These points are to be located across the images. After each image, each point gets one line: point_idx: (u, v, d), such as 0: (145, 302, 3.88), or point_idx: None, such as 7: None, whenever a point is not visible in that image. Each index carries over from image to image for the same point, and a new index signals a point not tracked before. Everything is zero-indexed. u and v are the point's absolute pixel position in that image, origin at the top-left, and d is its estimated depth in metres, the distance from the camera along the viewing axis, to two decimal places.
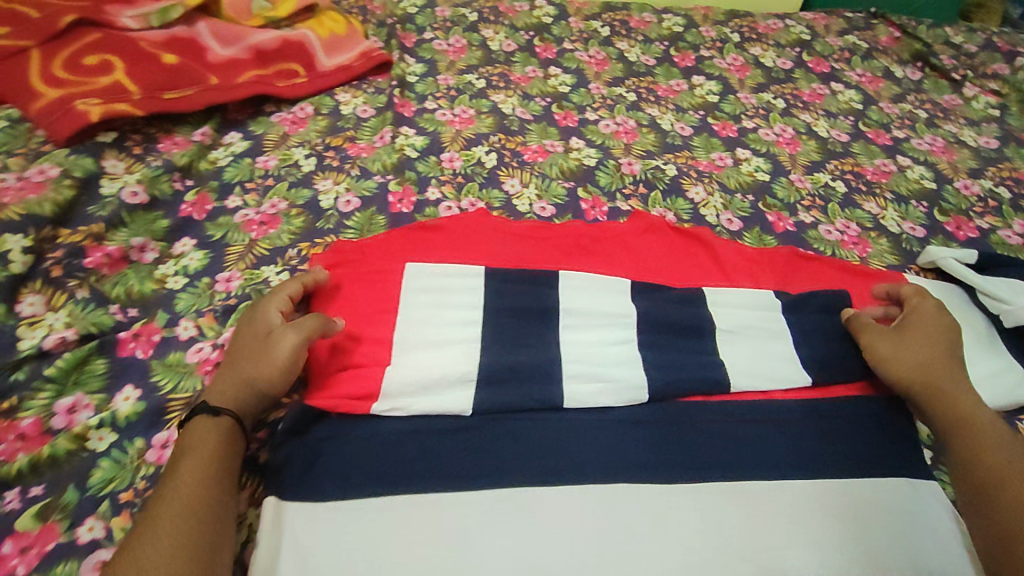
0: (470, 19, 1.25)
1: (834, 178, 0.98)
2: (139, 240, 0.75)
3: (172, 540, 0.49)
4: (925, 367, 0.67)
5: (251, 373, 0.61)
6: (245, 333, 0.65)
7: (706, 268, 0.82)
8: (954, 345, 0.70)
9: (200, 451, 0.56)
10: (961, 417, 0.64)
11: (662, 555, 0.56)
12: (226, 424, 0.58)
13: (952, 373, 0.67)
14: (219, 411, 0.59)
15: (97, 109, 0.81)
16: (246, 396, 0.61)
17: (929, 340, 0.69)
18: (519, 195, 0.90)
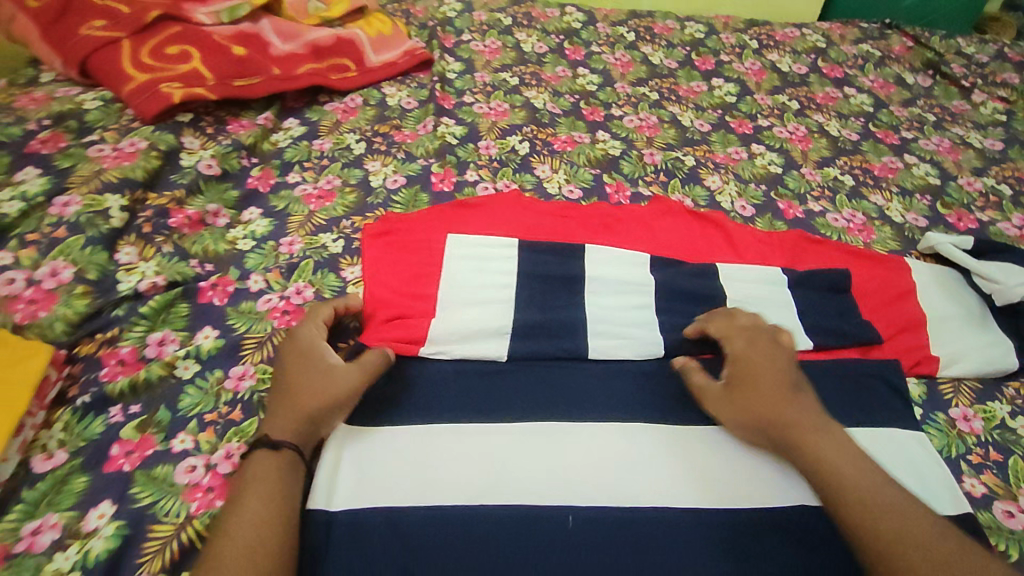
0: (505, 23, 1.35)
1: (843, 172, 1.05)
2: (214, 207, 0.85)
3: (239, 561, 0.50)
4: (766, 415, 0.64)
5: (313, 404, 0.62)
6: (297, 363, 0.66)
7: (719, 247, 0.89)
8: (782, 368, 0.67)
9: (262, 486, 0.56)
10: (815, 460, 0.59)
11: (673, 481, 0.64)
12: (285, 457, 0.59)
13: (791, 409, 0.63)
14: (280, 445, 0.59)
15: (179, 93, 0.92)
16: (305, 426, 0.62)
17: (759, 381, 0.66)
18: (549, 179, 0.99)
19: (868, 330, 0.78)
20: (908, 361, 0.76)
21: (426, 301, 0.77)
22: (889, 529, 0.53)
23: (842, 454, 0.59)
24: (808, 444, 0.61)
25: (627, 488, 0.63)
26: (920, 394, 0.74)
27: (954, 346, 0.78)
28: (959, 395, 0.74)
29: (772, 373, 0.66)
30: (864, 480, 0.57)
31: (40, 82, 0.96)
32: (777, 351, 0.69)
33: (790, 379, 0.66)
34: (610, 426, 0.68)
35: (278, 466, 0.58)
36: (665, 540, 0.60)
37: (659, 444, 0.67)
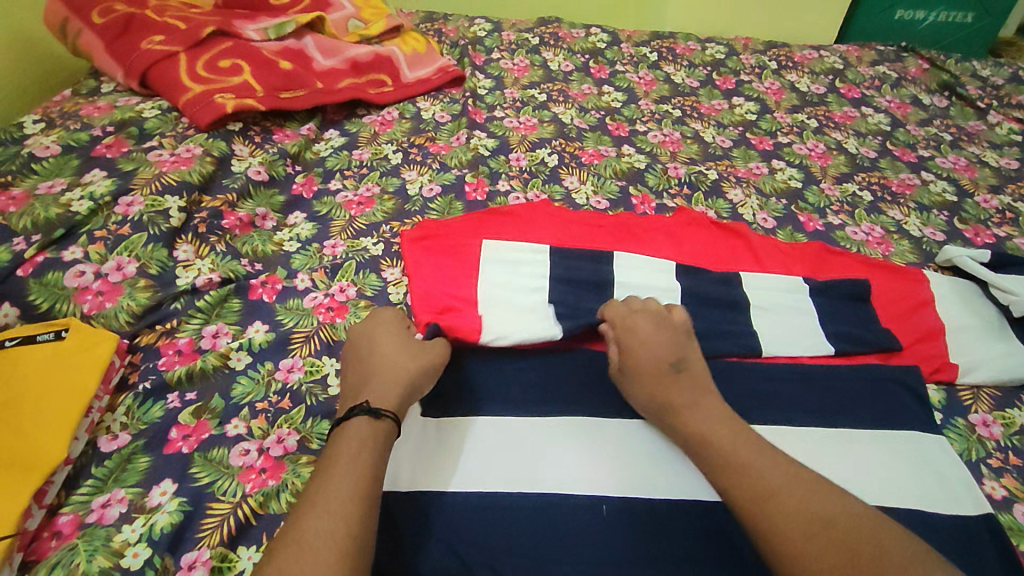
0: (533, 43, 1.41)
1: (862, 188, 1.09)
2: (262, 211, 0.91)
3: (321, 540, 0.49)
4: (647, 399, 0.66)
5: (414, 370, 0.66)
6: (387, 339, 0.69)
7: (742, 257, 0.93)
8: (664, 346, 0.68)
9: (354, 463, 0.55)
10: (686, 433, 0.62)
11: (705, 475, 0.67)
12: (374, 440, 0.58)
13: (667, 388, 0.65)
14: (383, 411, 0.60)
15: (231, 103, 0.98)
16: (402, 395, 0.64)
17: (640, 363, 0.67)
18: (577, 190, 1.03)
19: (888, 338, 0.81)
20: (926, 367, 0.78)
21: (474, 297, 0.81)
22: (750, 487, 0.55)
23: (714, 424, 0.61)
24: (680, 421, 0.63)
25: (659, 480, 0.66)
26: (941, 400, 0.76)
27: (973, 354, 0.80)
28: (978, 402, 0.76)
29: (652, 353, 0.67)
30: (737, 445, 0.59)
31: (102, 92, 1.03)
32: (663, 329, 0.70)
33: (670, 358, 0.67)
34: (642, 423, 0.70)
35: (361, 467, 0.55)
36: (698, 530, 0.63)
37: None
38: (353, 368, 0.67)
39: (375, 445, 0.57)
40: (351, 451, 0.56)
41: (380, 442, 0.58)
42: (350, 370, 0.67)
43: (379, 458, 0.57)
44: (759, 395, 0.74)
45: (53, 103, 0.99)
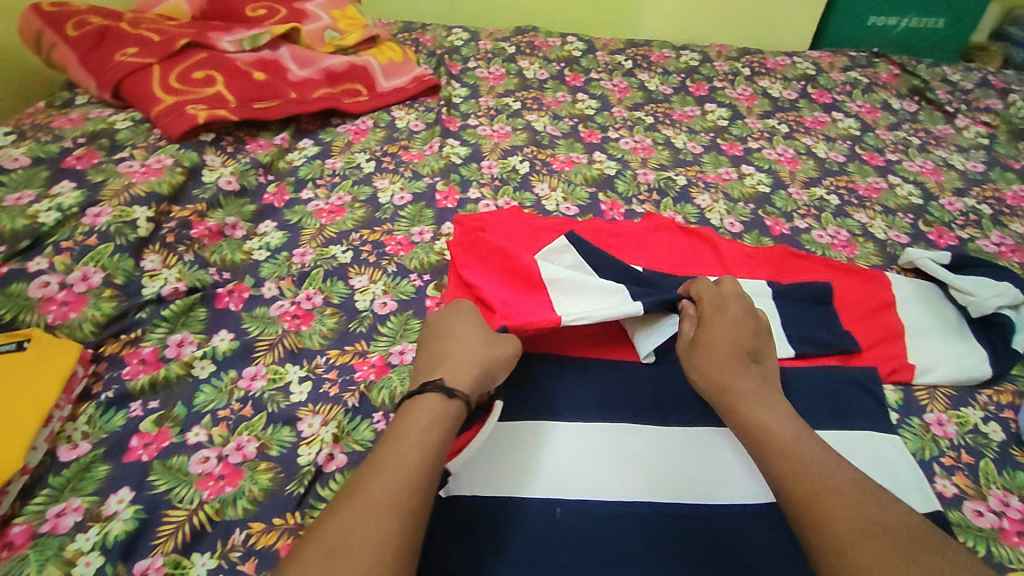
0: (509, 52, 1.42)
1: (829, 192, 1.10)
2: (231, 220, 0.92)
3: (380, 510, 0.51)
4: (713, 375, 0.69)
5: (491, 357, 0.68)
6: (470, 329, 0.71)
7: (709, 261, 0.94)
8: (745, 337, 0.72)
9: (420, 437, 0.58)
10: (749, 415, 0.64)
11: (665, 480, 0.68)
12: (442, 417, 0.60)
13: (739, 371, 0.68)
14: (456, 391, 0.62)
15: (203, 114, 0.99)
16: (478, 380, 0.65)
17: (721, 343, 0.71)
18: (547, 197, 1.04)
19: (847, 339, 0.82)
20: (884, 369, 0.80)
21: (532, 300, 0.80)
22: (803, 479, 0.56)
23: (779, 414, 0.63)
24: (741, 405, 0.65)
25: (622, 484, 0.67)
26: (896, 401, 0.77)
27: (931, 354, 0.82)
28: (933, 402, 0.77)
29: (732, 337, 0.71)
30: (801, 437, 0.60)
31: (75, 104, 1.04)
32: (745, 321, 0.73)
33: (748, 348, 0.71)
34: (604, 428, 0.72)
35: (419, 449, 0.57)
36: (658, 535, 0.64)
37: (653, 445, 0.71)
38: (436, 350, 0.69)
39: (442, 425, 0.60)
40: (409, 433, 0.58)
41: (447, 421, 0.60)
42: (431, 353, 0.69)
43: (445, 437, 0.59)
44: None
45: (25, 115, 1.00)
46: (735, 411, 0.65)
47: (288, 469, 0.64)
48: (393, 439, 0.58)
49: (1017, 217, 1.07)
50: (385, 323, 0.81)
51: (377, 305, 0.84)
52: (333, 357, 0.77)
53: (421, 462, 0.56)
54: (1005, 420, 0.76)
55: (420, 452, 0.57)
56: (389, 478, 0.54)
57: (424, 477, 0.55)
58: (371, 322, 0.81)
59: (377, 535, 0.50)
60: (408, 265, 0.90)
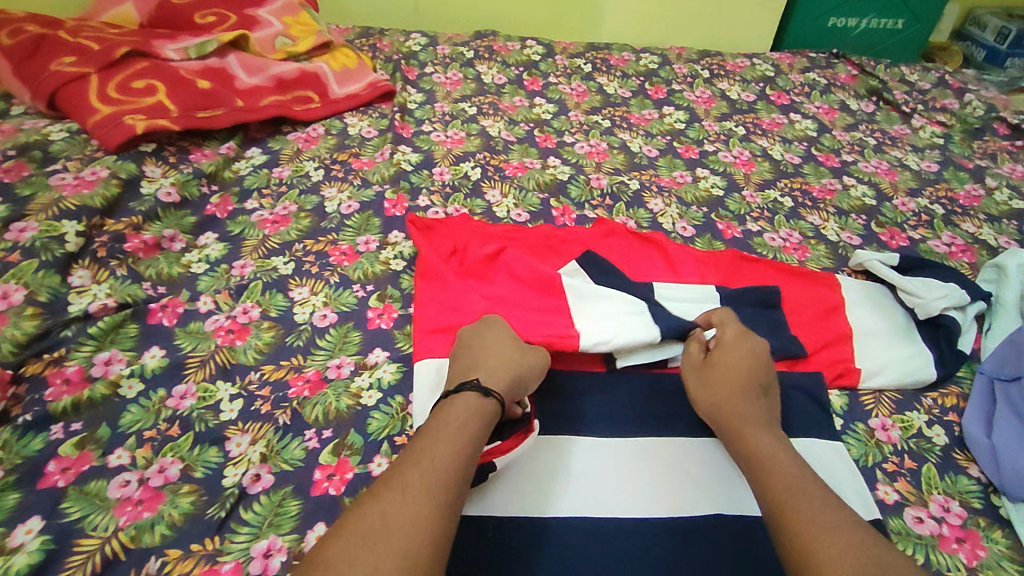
0: (467, 56, 1.41)
1: (783, 195, 1.10)
2: (170, 232, 0.89)
3: (424, 491, 0.52)
4: (721, 400, 0.67)
5: (523, 364, 0.67)
6: (501, 335, 0.71)
7: (660, 267, 0.93)
8: (761, 367, 0.69)
9: (462, 431, 0.58)
10: (756, 446, 0.62)
11: (641, 495, 0.65)
12: (479, 416, 0.60)
13: (750, 400, 0.66)
14: (491, 391, 0.62)
15: (142, 124, 0.97)
16: (510, 384, 0.65)
17: (733, 372, 0.68)
18: (498, 204, 1.03)
19: (794, 343, 0.81)
20: (833, 372, 0.78)
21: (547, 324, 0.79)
22: (803, 511, 0.54)
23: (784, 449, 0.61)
24: (746, 431, 0.63)
25: (597, 498, 0.65)
26: (842, 406, 0.75)
27: (878, 357, 0.80)
28: (879, 406, 0.76)
29: (750, 365, 0.69)
30: (802, 473, 0.58)
31: (11, 115, 1.01)
32: (763, 350, 0.71)
33: (764, 379, 0.69)
34: (577, 439, 0.69)
35: (461, 444, 0.56)
36: (629, 552, 0.61)
37: (628, 456, 0.69)
38: (466, 356, 0.68)
39: (480, 422, 0.59)
40: (451, 427, 0.58)
41: (484, 420, 0.60)
42: (465, 357, 0.69)
43: (480, 435, 0.59)
44: (658, 407, 0.74)
45: None
46: (740, 436, 0.63)
47: (211, 492, 0.62)
48: (432, 431, 0.57)
49: (969, 217, 1.07)
50: (323, 336, 0.80)
51: (316, 318, 0.82)
52: (267, 372, 0.74)
53: (460, 460, 0.55)
54: (950, 424, 0.75)
55: (462, 449, 0.56)
56: (429, 469, 0.54)
57: (464, 469, 0.55)
58: (309, 335, 0.79)
59: (421, 516, 0.50)
60: (351, 275, 0.88)
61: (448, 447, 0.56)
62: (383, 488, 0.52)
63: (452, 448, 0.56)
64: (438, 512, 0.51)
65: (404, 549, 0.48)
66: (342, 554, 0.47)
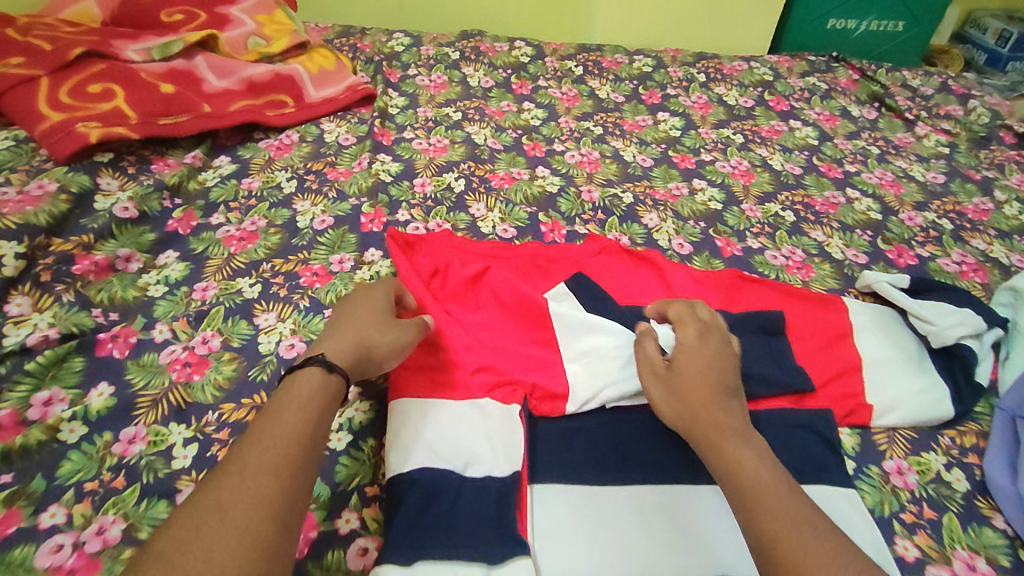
0: (452, 58, 1.34)
1: (784, 208, 1.04)
2: (126, 251, 0.82)
3: (264, 467, 0.48)
4: (693, 406, 0.61)
5: (380, 339, 0.65)
6: (368, 307, 0.69)
7: (654, 288, 0.87)
8: (726, 370, 0.65)
9: (304, 405, 0.55)
10: (730, 451, 0.57)
11: (638, 553, 0.59)
12: (324, 394, 0.57)
13: (723, 405, 0.61)
14: (336, 367, 0.59)
15: (96, 132, 0.89)
16: (358, 359, 0.62)
17: (700, 373, 0.64)
18: (483, 218, 0.96)
19: (799, 377, 0.76)
20: (842, 407, 0.73)
21: (532, 364, 0.74)
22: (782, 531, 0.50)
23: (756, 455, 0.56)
24: (715, 436, 0.58)
25: (591, 555, 0.58)
26: (851, 445, 0.70)
27: (891, 390, 0.75)
28: (893, 446, 0.71)
29: (714, 366, 0.65)
30: (774, 481, 0.54)
31: None
32: (722, 350, 0.67)
33: (729, 382, 0.64)
34: (566, 488, 0.63)
35: (303, 416, 0.54)
36: None
37: (623, 508, 0.62)
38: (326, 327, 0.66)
39: (324, 397, 0.56)
40: (291, 409, 0.54)
41: (325, 396, 0.57)
42: (326, 328, 0.66)
43: (328, 411, 0.56)
44: (657, 449, 0.68)
45: None
46: (710, 442, 0.58)
47: None
48: (270, 414, 0.53)
49: (979, 233, 1.02)
50: (290, 369, 0.73)
51: (283, 348, 0.76)
52: (226, 414, 0.68)
53: (304, 441, 0.52)
54: (970, 467, 0.69)
55: (303, 431, 0.53)
56: (272, 452, 0.50)
57: (309, 439, 0.52)
58: (275, 369, 0.74)
59: (261, 491, 0.47)
60: (323, 299, 0.82)
61: (291, 421, 0.53)
62: (222, 470, 0.48)
63: (295, 421, 0.53)
64: (281, 485, 0.48)
65: (238, 534, 0.44)
66: (173, 541, 0.43)
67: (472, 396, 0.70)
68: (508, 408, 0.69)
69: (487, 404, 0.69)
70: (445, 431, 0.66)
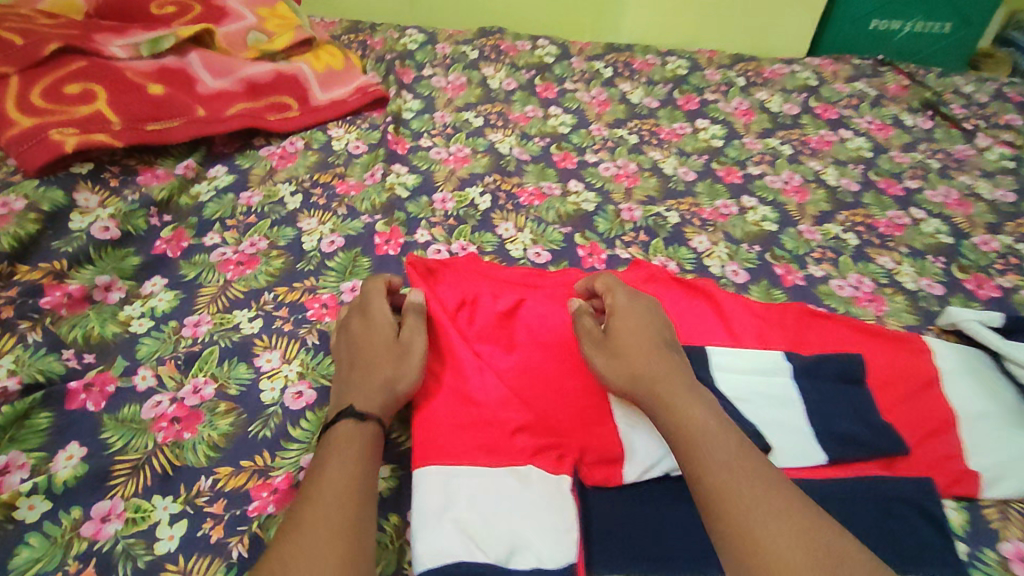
0: (470, 57, 1.23)
1: (845, 230, 0.94)
2: (105, 278, 0.71)
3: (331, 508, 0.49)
4: (637, 367, 0.61)
5: (394, 366, 0.62)
6: (370, 335, 0.65)
7: (711, 324, 0.77)
8: (656, 327, 0.66)
9: (350, 447, 0.54)
10: (676, 404, 0.57)
11: None
12: (365, 434, 0.56)
13: (667, 365, 0.61)
14: (369, 414, 0.57)
15: (72, 140, 0.78)
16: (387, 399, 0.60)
17: (639, 337, 0.63)
18: (512, 240, 0.85)
19: (885, 438, 0.66)
20: (943, 474, 0.64)
21: (580, 421, 0.63)
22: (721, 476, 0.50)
23: (709, 417, 0.55)
24: (660, 394, 0.58)
25: None
26: (962, 524, 0.62)
27: (995, 454, 0.66)
28: (1009, 525, 0.62)
29: (643, 327, 0.65)
30: (719, 429, 0.54)
31: None
32: (654, 311, 0.68)
33: (661, 337, 0.64)
34: None
35: (355, 455, 0.54)
36: None
37: None
38: (343, 373, 0.63)
39: (364, 439, 0.55)
40: (339, 455, 0.53)
41: (368, 437, 0.55)
42: (343, 374, 0.63)
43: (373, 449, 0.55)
44: None
45: None
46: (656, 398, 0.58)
47: None
48: (319, 465, 0.53)
49: None
50: (297, 423, 0.63)
51: (290, 397, 0.65)
52: (222, 480, 0.58)
53: (358, 487, 0.51)
54: None
55: (354, 478, 0.52)
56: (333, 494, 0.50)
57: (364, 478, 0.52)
58: (280, 423, 0.63)
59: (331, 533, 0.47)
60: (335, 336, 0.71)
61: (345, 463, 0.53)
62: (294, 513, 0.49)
63: (349, 463, 0.53)
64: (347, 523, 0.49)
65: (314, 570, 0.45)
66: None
67: (514, 463, 0.59)
68: (557, 476, 0.59)
69: (531, 472, 0.59)
70: (486, 510, 0.56)
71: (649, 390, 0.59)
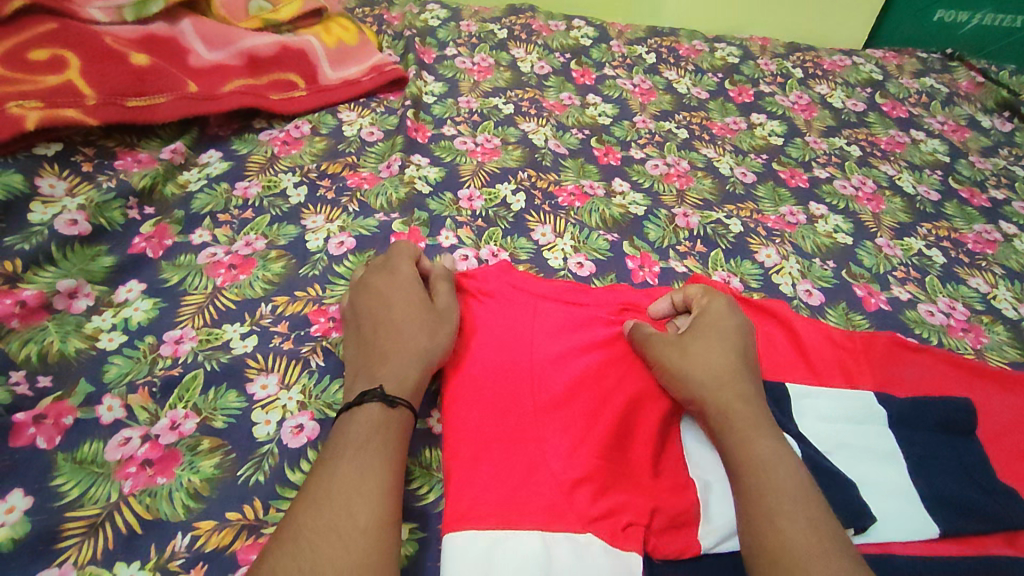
0: (499, 36, 1.10)
1: (929, 245, 0.82)
2: (70, 283, 0.60)
3: (337, 504, 0.42)
4: (714, 375, 0.54)
5: (428, 343, 0.55)
6: (399, 301, 0.58)
7: (787, 355, 0.64)
8: (737, 338, 0.58)
9: (369, 444, 0.46)
10: (733, 408, 0.52)
11: None
12: (388, 429, 0.48)
13: (747, 381, 0.54)
14: (399, 399, 0.49)
15: (36, 115, 0.65)
16: (418, 382, 0.53)
17: (720, 347, 0.57)
18: (551, 247, 0.73)
19: (1010, 505, 0.54)
20: None
21: (650, 477, 0.52)
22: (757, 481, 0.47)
23: (773, 435, 0.50)
24: (726, 397, 0.53)
25: None
26: None
27: None
28: None
29: (723, 340, 0.58)
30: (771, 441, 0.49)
31: None
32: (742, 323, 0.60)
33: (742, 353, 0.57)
34: None
35: (378, 456, 0.46)
36: None
37: None
38: (370, 340, 0.55)
39: (386, 436, 0.47)
40: (357, 455, 0.45)
41: (393, 434, 0.48)
42: (365, 340, 0.56)
43: (397, 448, 0.47)
44: None
45: None
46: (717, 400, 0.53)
47: None
48: (328, 464, 0.45)
49: None
50: (296, 466, 0.52)
51: (288, 432, 0.54)
52: (202, 538, 0.47)
53: (376, 494, 0.43)
54: None
55: (371, 485, 0.44)
56: (343, 494, 0.43)
57: (382, 481, 0.44)
58: (276, 465, 0.51)
59: (333, 536, 0.40)
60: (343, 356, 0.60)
61: (361, 458, 0.45)
62: (300, 504, 0.43)
63: (366, 458, 0.45)
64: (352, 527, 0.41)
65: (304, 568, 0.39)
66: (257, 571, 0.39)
67: (569, 529, 0.47)
68: (624, 553, 0.47)
69: (596, 544, 0.47)
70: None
71: (716, 395, 0.53)
